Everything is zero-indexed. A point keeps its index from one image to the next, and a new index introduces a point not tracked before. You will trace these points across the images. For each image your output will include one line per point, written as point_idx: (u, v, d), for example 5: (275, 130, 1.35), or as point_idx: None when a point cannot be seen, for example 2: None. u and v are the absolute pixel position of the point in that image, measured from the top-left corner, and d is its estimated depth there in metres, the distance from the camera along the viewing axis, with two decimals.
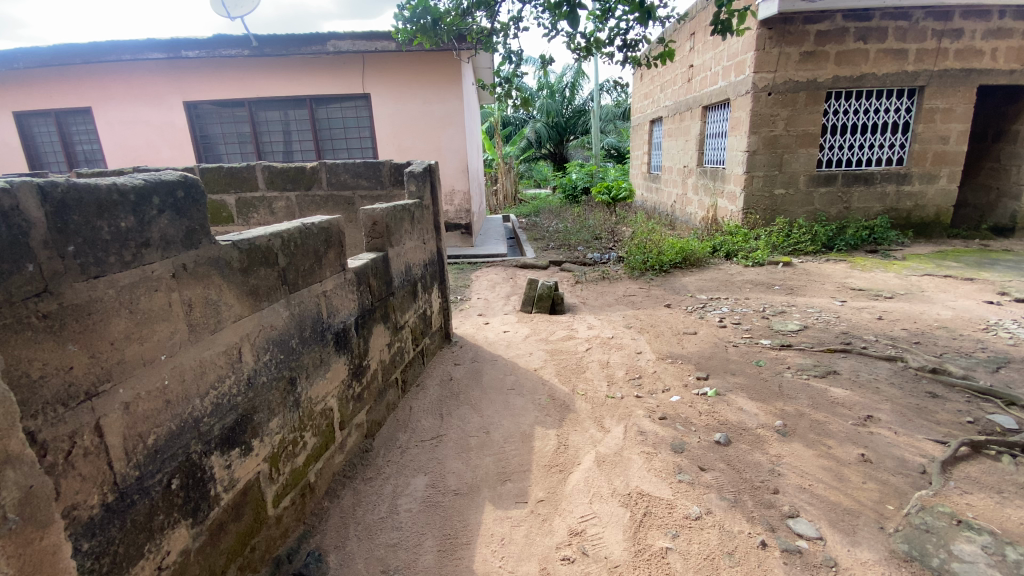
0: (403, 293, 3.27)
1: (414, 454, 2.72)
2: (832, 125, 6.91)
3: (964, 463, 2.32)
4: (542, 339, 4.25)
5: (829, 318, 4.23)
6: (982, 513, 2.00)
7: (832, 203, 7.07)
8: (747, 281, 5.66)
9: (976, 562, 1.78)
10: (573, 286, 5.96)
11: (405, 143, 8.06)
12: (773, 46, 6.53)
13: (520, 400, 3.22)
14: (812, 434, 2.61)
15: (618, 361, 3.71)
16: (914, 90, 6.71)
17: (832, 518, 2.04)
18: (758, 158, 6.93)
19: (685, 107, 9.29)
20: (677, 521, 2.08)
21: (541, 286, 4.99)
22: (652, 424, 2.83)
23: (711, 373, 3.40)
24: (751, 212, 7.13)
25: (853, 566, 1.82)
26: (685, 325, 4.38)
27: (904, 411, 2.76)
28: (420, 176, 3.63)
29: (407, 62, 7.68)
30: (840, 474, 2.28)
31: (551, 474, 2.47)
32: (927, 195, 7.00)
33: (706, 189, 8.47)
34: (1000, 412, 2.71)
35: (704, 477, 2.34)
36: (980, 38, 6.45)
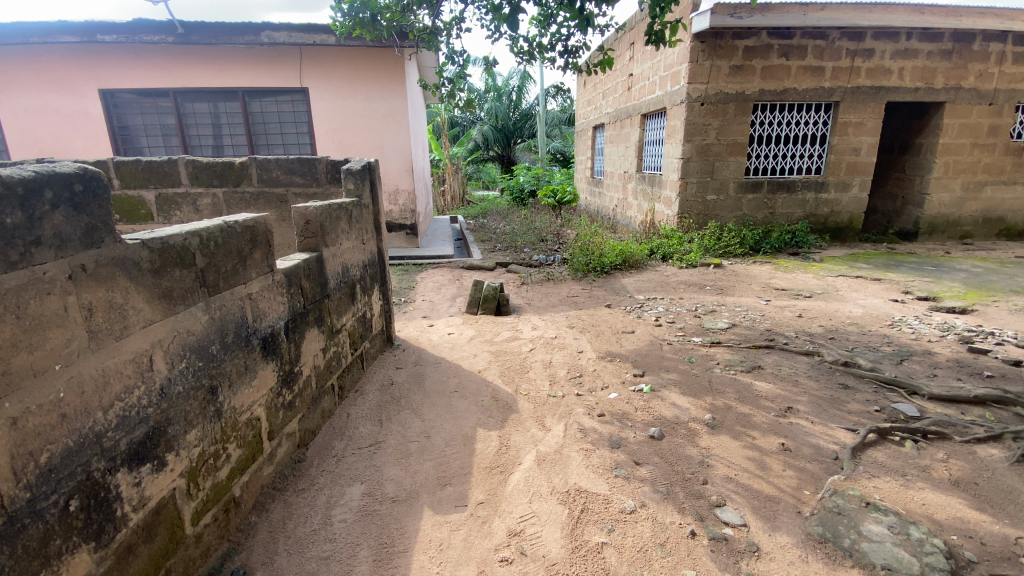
0: (340, 295, 3.16)
1: (350, 462, 2.62)
2: (758, 135, 7.37)
3: (872, 448, 2.52)
4: (486, 341, 4.24)
5: (755, 316, 4.49)
6: (887, 495, 2.18)
7: (758, 209, 7.53)
8: (682, 282, 5.92)
9: (882, 541, 1.92)
10: (518, 288, 6.00)
11: (345, 140, 7.80)
12: (705, 59, 6.90)
13: (463, 402, 3.19)
14: (738, 425, 2.76)
15: (560, 361, 3.76)
16: (830, 105, 7.25)
17: (756, 505, 2.15)
18: (692, 165, 7.28)
19: (625, 114, 9.59)
20: (613, 516, 2.12)
21: (486, 287, 4.98)
22: (591, 421, 2.89)
23: (647, 370, 3.52)
24: (685, 217, 7.49)
25: (774, 550, 1.92)
26: (624, 324, 4.50)
27: (820, 402, 2.97)
28: (358, 174, 3.52)
29: (348, 57, 7.45)
30: (764, 463, 2.42)
31: (491, 475, 2.46)
32: (841, 203, 7.59)
33: (645, 194, 8.78)
34: (903, 401, 2.97)
35: (640, 471, 2.41)
36: (888, 58, 7.01)
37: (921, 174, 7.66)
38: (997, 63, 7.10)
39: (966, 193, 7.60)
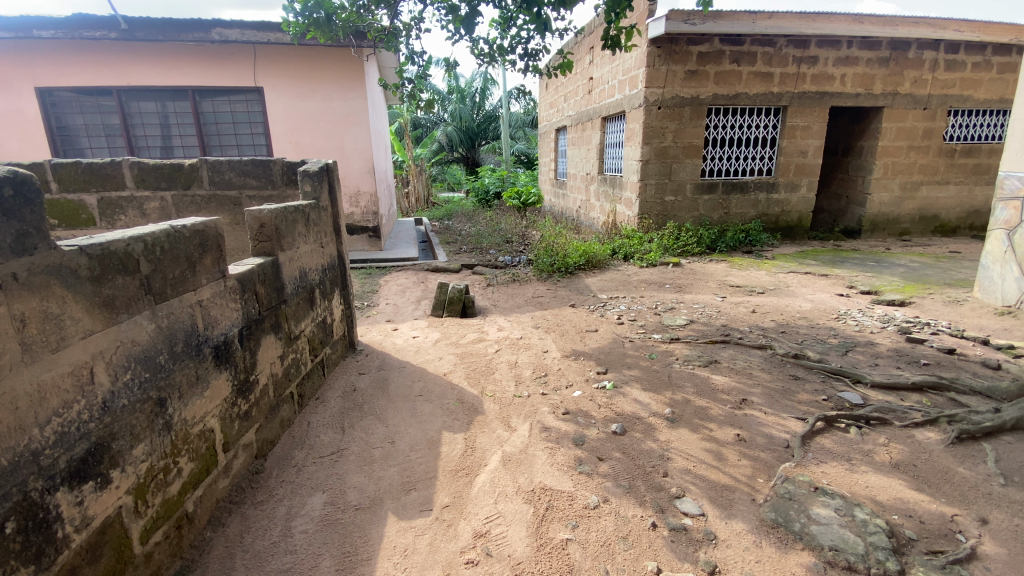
0: (297, 301, 3.08)
1: (311, 472, 2.56)
2: (713, 138, 7.63)
3: (820, 436, 2.65)
4: (451, 343, 4.22)
5: (712, 313, 4.65)
6: (834, 479, 2.29)
7: (714, 209, 7.80)
8: (644, 281, 6.06)
9: (830, 523, 2.02)
10: (484, 289, 6.01)
11: (302, 141, 7.60)
12: (661, 64, 7.10)
13: (428, 406, 3.16)
14: (696, 418, 2.85)
15: (526, 361, 3.79)
16: (779, 109, 7.59)
17: (713, 495, 2.23)
18: (650, 167, 7.48)
19: (586, 117, 9.74)
20: (577, 512, 2.15)
21: (451, 289, 4.95)
22: (556, 420, 2.92)
23: (610, 367, 3.59)
24: (645, 217, 7.68)
25: (730, 537, 2.00)
26: (587, 323, 4.57)
27: (773, 394, 3.10)
28: (316, 176, 3.44)
29: (305, 56, 7.27)
30: (720, 454, 2.51)
31: (457, 478, 2.45)
32: (791, 202, 7.93)
33: (606, 195, 8.94)
34: (848, 389, 3.14)
35: (602, 467, 2.45)
36: (831, 65, 7.38)
37: (863, 175, 8.11)
38: (930, 70, 7.58)
39: (904, 193, 8.09)
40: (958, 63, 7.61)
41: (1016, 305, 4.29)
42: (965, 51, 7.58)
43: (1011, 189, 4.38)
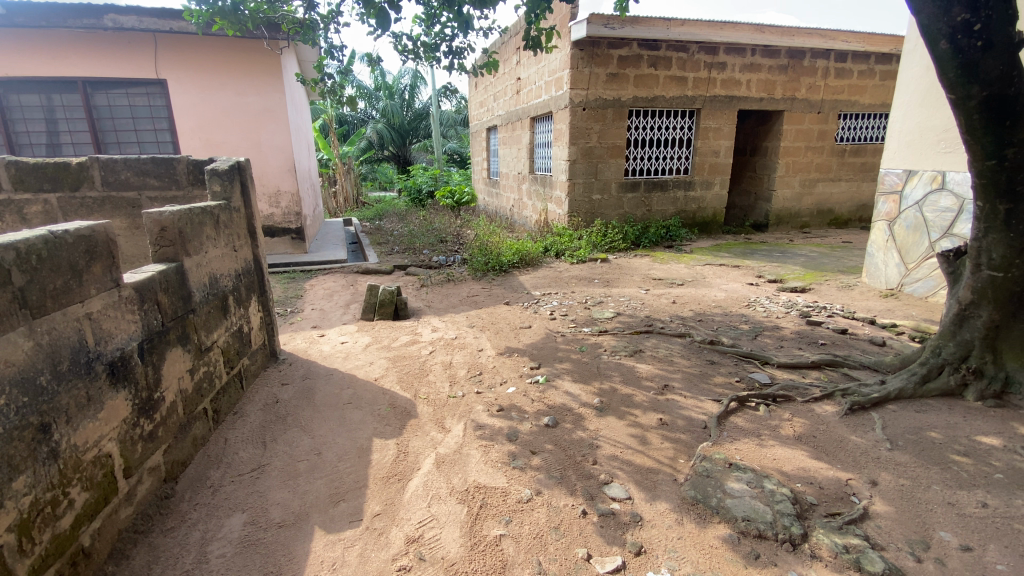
0: (208, 310, 2.87)
1: (229, 491, 2.40)
2: (634, 139, 7.98)
3: (734, 415, 2.85)
4: (383, 347, 4.11)
5: (637, 305, 4.87)
6: (746, 454, 2.48)
7: (637, 206, 8.17)
8: (574, 277, 6.24)
9: (743, 496, 2.17)
10: (418, 290, 5.91)
11: (214, 138, 7.08)
12: (584, 67, 7.34)
13: (358, 413, 3.06)
14: (623, 406, 2.98)
15: (460, 361, 3.77)
16: (693, 112, 8.05)
17: (638, 479, 2.34)
18: (577, 166, 7.72)
19: (515, 117, 9.86)
20: (510, 507, 2.18)
21: (382, 291, 4.81)
22: (489, 417, 2.92)
23: (542, 362, 3.65)
24: (575, 215, 7.92)
25: (654, 518, 2.10)
26: (521, 320, 4.62)
27: (692, 378, 3.30)
28: (226, 175, 3.23)
29: (214, 48, 6.78)
30: (645, 439, 2.64)
31: (388, 484, 2.39)
32: (706, 199, 8.46)
33: (537, 194, 9.10)
34: (758, 370, 3.40)
35: (535, 460, 2.50)
36: (738, 71, 7.93)
37: (769, 173, 8.81)
38: (822, 77, 8.34)
39: (804, 189, 8.88)
40: (845, 71, 8.42)
41: (897, 288, 4.84)
42: (851, 61, 8.40)
43: (889, 184, 4.91)
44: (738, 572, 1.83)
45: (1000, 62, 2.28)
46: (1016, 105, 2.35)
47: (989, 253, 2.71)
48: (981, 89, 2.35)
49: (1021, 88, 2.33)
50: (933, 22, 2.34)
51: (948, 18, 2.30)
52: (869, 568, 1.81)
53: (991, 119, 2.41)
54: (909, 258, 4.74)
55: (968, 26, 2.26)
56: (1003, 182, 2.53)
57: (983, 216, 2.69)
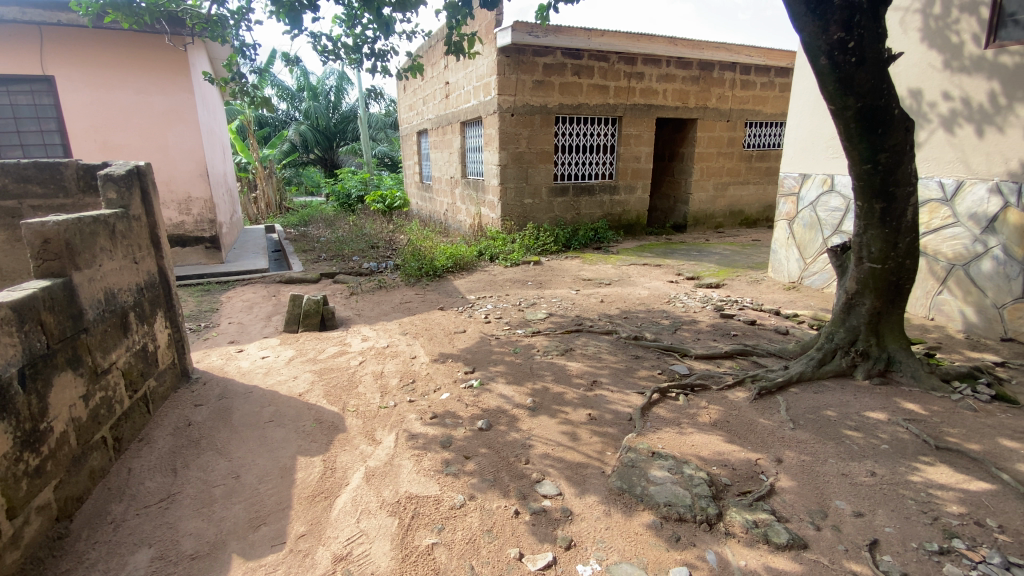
0: (104, 328, 2.62)
1: (134, 526, 2.21)
2: (562, 145, 8.21)
3: (656, 406, 3.01)
4: (309, 360, 3.94)
5: (567, 305, 5.01)
6: (667, 443, 2.62)
7: (567, 210, 8.40)
8: (508, 280, 6.30)
9: (665, 482, 2.29)
10: (347, 298, 5.71)
11: (112, 140, 6.46)
12: (510, 73, 7.47)
13: (280, 431, 2.91)
14: (554, 404, 3.05)
15: (392, 369, 3.69)
16: (615, 119, 8.41)
17: (569, 474, 2.41)
18: (508, 171, 7.84)
19: (445, 121, 9.83)
20: (443, 514, 2.16)
21: (306, 301, 4.61)
22: (422, 425, 2.88)
23: (476, 366, 3.65)
24: (507, 219, 8.02)
25: (583, 510, 2.17)
26: (455, 325, 4.60)
27: (618, 373, 3.44)
28: (122, 180, 2.98)
29: (110, 42, 6.22)
30: (575, 435, 2.72)
31: (314, 503, 2.30)
32: (630, 203, 8.84)
33: (470, 198, 9.11)
34: (678, 362, 3.60)
35: (468, 465, 2.49)
36: (655, 81, 8.38)
37: (686, 177, 9.36)
38: (730, 88, 9.00)
39: (717, 192, 9.52)
40: (750, 83, 9.14)
41: (798, 280, 5.32)
42: (754, 73, 9.13)
43: (788, 186, 5.37)
44: (661, 556, 1.93)
45: (871, 76, 2.58)
46: (885, 114, 2.66)
47: (869, 247, 3.05)
48: (856, 101, 2.64)
49: (889, 100, 2.64)
50: (814, 40, 2.61)
51: (826, 36, 2.56)
52: (776, 540, 1.97)
53: (865, 128, 2.70)
54: (806, 254, 5.22)
55: (843, 44, 2.54)
56: (878, 183, 2.85)
57: (863, 214, 3.01)
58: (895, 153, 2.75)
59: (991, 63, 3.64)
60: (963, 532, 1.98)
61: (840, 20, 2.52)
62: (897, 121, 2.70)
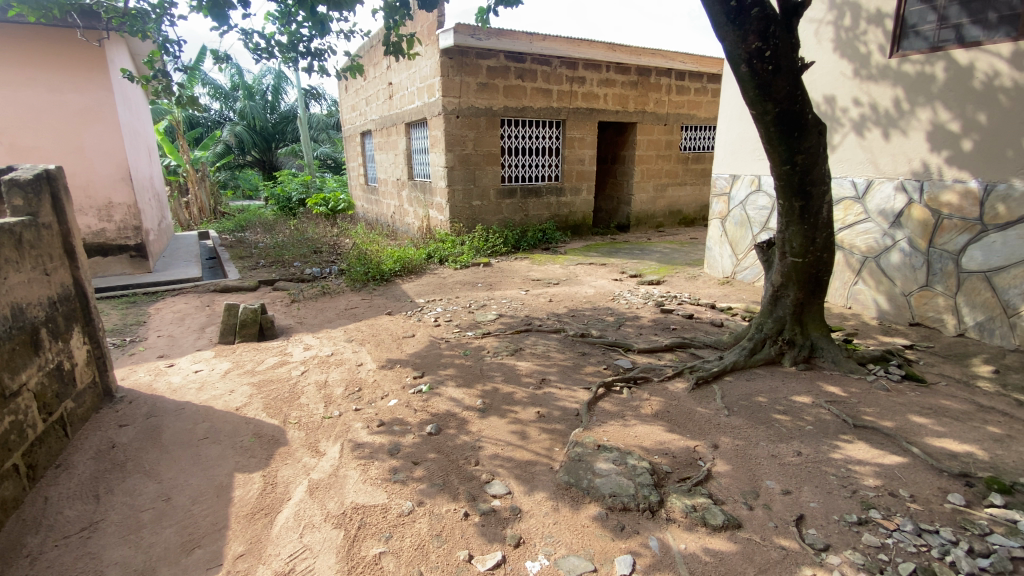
0: (11, 347, 2.40)
1: (51, 559, 2.04)
2: (508, 147, 8.26)
3: (602, 400, 3.09)
4: (247, 371, 3.77)
5: (516, 305, 5.05)
6: (612, 435, 2.70)
7: (515, 211, 8.46)
8: (457, 282, 6.28)
9: (610, 473, 2.36)
10: (288, 306, 5.50)
11: (19, 141, 5.94)
12: (454, 75, 7.46)
13: (215, 448, 2.77)
14: (503, 405, 3.07)
15: (337, 378, 3.59)
16: (559, 122, 8.56)
17: (518, 473, 2.43)
18: (455, 173, 7.81)
19: (389, 122, 9.66)
20: (391, 522, 2.13)
21: (243, 310, 4.41)
22: (369, 434, 2.82)
23: (425, 370, 3.62)
24: (456, 221, 7.98)
25: (532, 507, 2.21)
26: (403, 330, 4.53)
27: (566, 371, 3.51)
28: (28, 186, 2.76)
29: (15, 37, 5.74)
30: (524, 433, 2.75)
31: (253, 521, 2.20)
32: (576, 204, 9.01)
33: (417, 200, 9.00)
34: (622, 357, 3.72)
35: (417, 471, 2.47)
36: (596, 85, 8.60)
37: (628, 179, 9.66)
38: (666, 93, 9.38)
39: (657, 193, 9.88)
40: (685, 88, 9.56)
41: (732, 275, 5.62)
42: (688, 79, 9.57)
43: (720, 187, 5.65)
44: (607, 546, 1.99)
45: (787, 84, 2.77)
46: (800, 119, 2.86)
47: (791, 242, 3.26)
48: (774, 106, 2.82)
49: (804, 106, 2.84)
50: (735, 48, 2.77)
51: (745, 45, 2.73)
52: (712, 522, 2.08)
53: (782, 131, 2.89)
54: (738, 250, 5.52)
55: (761, 53, 2.71)
56: (797, 183, 3.06)
57: (784, 212, 3.22)
58: (810, 154, 2.97)
59: (894, 72, 4.00)
60: (879, 503, 2.16)
61: (757, 30, 2.69)
62: (811, 125, 2.91)
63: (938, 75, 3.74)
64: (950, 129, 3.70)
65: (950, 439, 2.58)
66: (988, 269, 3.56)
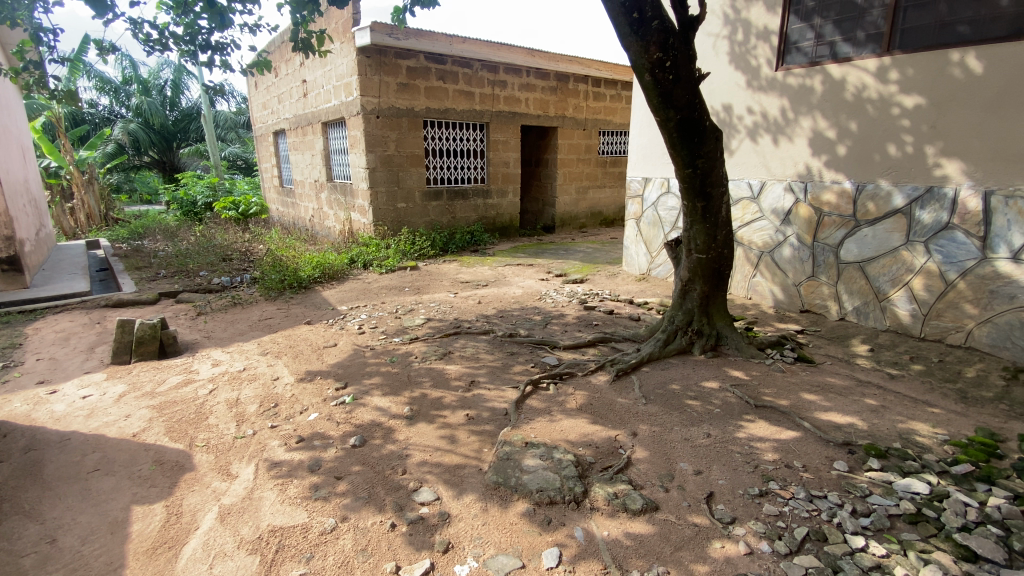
0: None
1: None
2: (432, 149, 8.17)
3: (530, 398, 3.15)
4: (146, 394, 3.44)
5: (444, 309, 5.01)
6: (539, 431, 2.76)
7: (442, 214, 8.39)
8: (383, 287, 6.11)
9: (537, 469, 2.41)
10: (194, 320, 5.08)
11: None
12: (373, 74, 7.28)
13: (110, 480, 2.50)
14: (432, 410, 3.04)
15: (251, 394, 3.37)
16: (483, 125, 8.60)
17: (446, 477, 2.42)
18: (377, 174, 7.60)
19: (304, 121, 9.22)
20: (312, 542, 2.04)
21: (139, 326, 4.02)
22: (287, 452, 2.68)
23: (349, 380, 3.49)
24: (380, 224, 7.77)
25: (461, 511, 2.20)
26: (324, 339, 4.34)
27: (495, 371, 3.54)
28: None
29: None
30: (453, 437, 2.74)
31: (156, 556, 2.02)
32: (502, 206, 9.09)
33: (338, 203, 8.65)
34: (548, 354, 3.81)
35: (340, 485, 2.38)
36: (517, 89, 8.74)
37: (551, 181, 9.90)
38: (585, 99, 9.73)
39: (579, 195, 10.21)
40: (601, 95, 9.97)
41: (648, 271, 5.93)
42: (604, 86, 10.00)
43: (634, 189, 5.94)
44: (534, 541, 2.03)
45: (686, 93, 2.97)
46: (699, 125, 3.09)
47: (695, 240, 3.51)
48: (675, 114, 3.02)
49: (701, 114, 3.07)
50: (638, 58, 2.94)
51: (647, 55, 2.90)
52: (632, 507, 2.19)
53: (683, 137, 3.11)
54: (652, 248, 5.84)
55: (662, 63, 2.90)
56: (698, 185, 3.30)
57: (688, 212, 3.45)
58: (709, 158, 3.21)
59: (781, 83, 4.41)
60: (777, 475, 2.38)
61: (658, 42, 2.87)
62: (709, 132, 3.15)
63: (816, 87, 4.18)
64: (828, 135, 4.16)
65: (835, 412, 2.90)
66: (862, 260, 4.03)
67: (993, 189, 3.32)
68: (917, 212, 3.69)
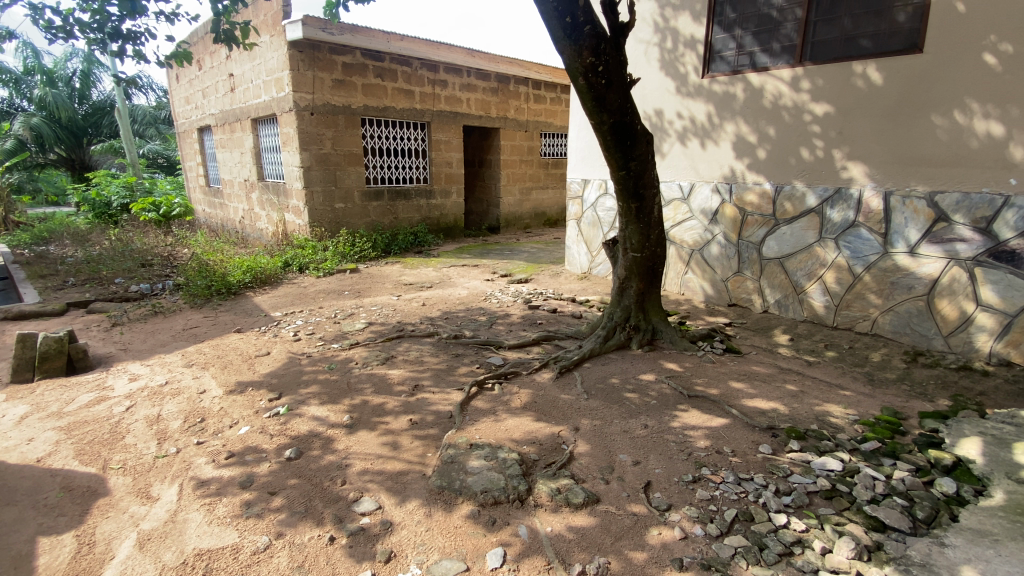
0: None
1: None
2: (371, 148, 7.96)
3: (474, 399, 3.15)
4: (51, 414, 3.13)
5: (387, 312, 4.90)
6: (484, 432, 2.76)
7: (383, 214, 8.19)
8: (321, 291, 5.89)
9: (481, 470, 2.41)
10: (108, 331, 4.68)
11: None
12: (306, 69, 7.01)
13: (9, 512, 2.27)
14: (373, 417, 2.97)
15: (175, 409, 3.15)
16: (423, 124, 8.49)
17: (389, 485, 2.37)
18: (313, 173, 7.32)
19: (232, 117, 8.72)
20: (243, 563, 1.94)
21: (42, 341, 3.65)
22: (215, 469, 2.53)
23: (284, 391, 3.33)
24: (317, 225, 7.49)
25: (404, 518, 2.17)
26: (256, 347, 4.13)
27: (439, 374, 3.50)
28: None
29: None
30: (396, 444, 2.69)
31: None
32: (446, 207, 9.00)
33: (271, 204, 8.25)
34: (492, 354, 3.82)
35: (275, 501, 2.27)
36: (458, 89, 8.68)
37: (494, 182, 9.93)
38: (526, 101, 9.84)
39: (522, 196, 10.29)
40: (541, 97, 10.11)
41: (589, 270, 6.08)
42: (544, 88, 10.15)
43: (573, 190, 6.07)
44: (479, 543, 2.03)
45: (618, 97, 3.07)
46: (631, 129, 3.20)
47: (630, 238, 3.64)
48: (608, 117, 3.12)
49: (633, 117, 3.19)
50: (572, 62, 3.00)
51: (580, 59, 2.97)
52: (574, 500, 2.24)
53: (617, 139, 3.21)
54: (592, 247, 5.99)
55: (594, 67, 2.98)
56: (632, 186, 3.41)
57: (623, 212, 3.57)
58: (642, 160, 3.33)
59: (706, 90, 4.66)
60: (708, 461, 2.51)
61: (590, 47, 2.95)
62: (640, 135, 3.27)
63: (738, 94, 4.44)
64: (750, 139, 4.43)
65: (760, 399, 3.10)
66: (782, 256, 4.33)
67: (891, 190, 3.67)
68: (828, 211, 4.01)
